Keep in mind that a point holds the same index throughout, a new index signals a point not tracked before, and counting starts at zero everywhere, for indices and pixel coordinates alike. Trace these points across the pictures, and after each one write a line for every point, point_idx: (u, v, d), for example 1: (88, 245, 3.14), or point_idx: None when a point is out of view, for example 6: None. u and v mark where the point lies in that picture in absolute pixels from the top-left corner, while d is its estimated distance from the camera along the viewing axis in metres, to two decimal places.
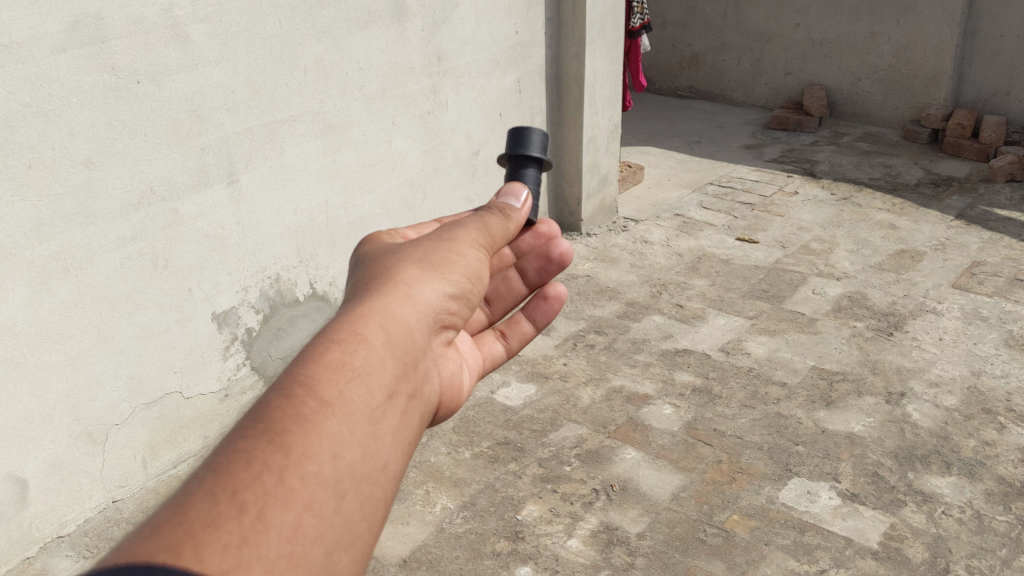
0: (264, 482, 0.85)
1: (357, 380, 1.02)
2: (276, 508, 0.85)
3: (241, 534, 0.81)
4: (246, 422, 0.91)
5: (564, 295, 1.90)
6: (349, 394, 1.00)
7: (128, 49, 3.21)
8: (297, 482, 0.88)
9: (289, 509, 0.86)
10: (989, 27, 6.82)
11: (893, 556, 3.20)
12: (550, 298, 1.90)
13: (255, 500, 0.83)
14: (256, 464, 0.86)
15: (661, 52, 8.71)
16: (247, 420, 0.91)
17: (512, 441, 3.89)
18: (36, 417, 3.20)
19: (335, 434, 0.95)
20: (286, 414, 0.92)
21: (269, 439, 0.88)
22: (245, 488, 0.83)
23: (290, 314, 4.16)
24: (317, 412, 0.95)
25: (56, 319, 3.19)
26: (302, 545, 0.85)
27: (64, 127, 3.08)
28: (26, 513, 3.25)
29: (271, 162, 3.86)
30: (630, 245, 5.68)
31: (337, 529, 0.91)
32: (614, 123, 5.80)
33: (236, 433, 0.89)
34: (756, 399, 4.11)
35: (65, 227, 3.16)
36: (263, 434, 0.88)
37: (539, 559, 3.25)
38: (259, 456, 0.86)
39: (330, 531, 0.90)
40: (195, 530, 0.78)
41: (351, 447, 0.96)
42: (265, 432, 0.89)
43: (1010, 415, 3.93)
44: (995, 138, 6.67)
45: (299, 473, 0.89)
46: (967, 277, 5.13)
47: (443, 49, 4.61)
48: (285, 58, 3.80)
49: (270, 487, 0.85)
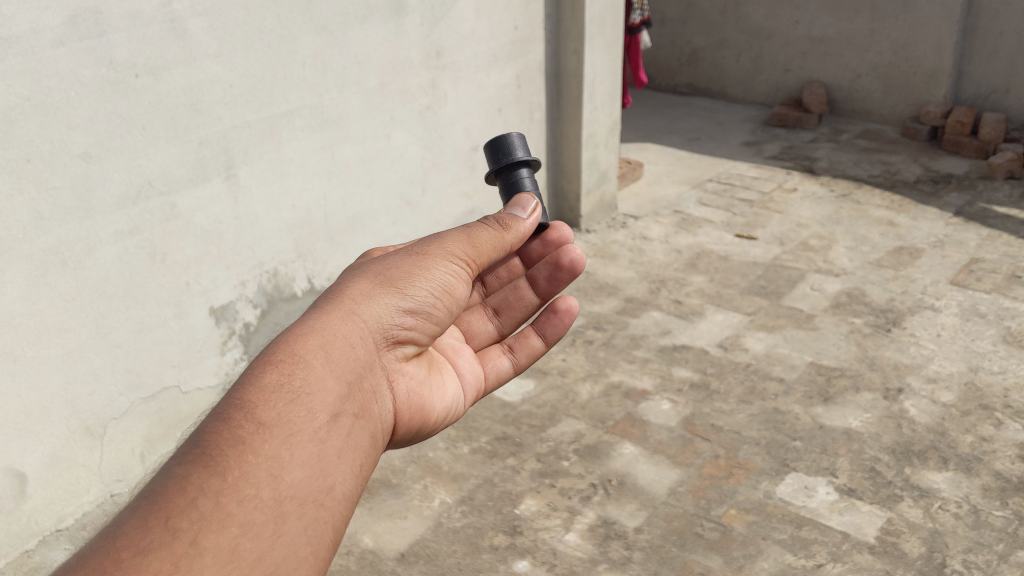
0: (198, 505, 1.15)
1: (292, 410, 1.35)
2: (210, 533, 1.13)
3: (172, 560, 1.08)
4: (197, 453, 1.22)
5: (575, 308, 2.10)
6: (286, 417, 1.33)
7: (127, 43, 3.21)
8: (233, 505, 1.18)
9: (224, 533, 1.15)
10: (989, 24, 6.81)
11: (890, 550, 3.21)
12: (562, 310, 2.09)
13: (189, 525, 1.12)
14: (189, 493, 1.16)
15: (661, 49, 8.71)
16: (198, 450, 1.23)
17: (510, 436, 3.89)
18: (34, 410, 3.20)
19: (268, 458, 1.26)
20: (223, 450, 1.23)
21: (203, 471, 1.20)
22: (180, 516, 1.13)
23: (287, 308, 4.15)
24: (253, 440, 1.27)
25: (55, 312, 3.20)
26: (237, 564, 1.14)
27: (63, 121, 3.08)
28: (24, 506, 3.25)
29: (269, 156, 3.86)
30: (629, 242, 5.69)
31: (279, 549, 1.20)
32: (613, 118, 5.80)
33: (185, 463, 1.21)
34: (755, 394, 4.11)
35: (64, 220, 3.16)
36: (199, 465, 1.20)
37: (537, 553, 3.25)
38: (191, 485, 1.17)
39: (270, 543, 1.19)
40: (124, 562, 1.05)
41: (286, 468, 1.28)
42: (201, 464, 1.20)
43: (1008, 411, 3.93)
44: (994, 136, 6.67)
45: (235, 497, 1.19)
46: (964, 274, 5.14)
47: (442, 44, 4.61)
48: (284, 52, 3.79)
49: (200, 514, 1.14)
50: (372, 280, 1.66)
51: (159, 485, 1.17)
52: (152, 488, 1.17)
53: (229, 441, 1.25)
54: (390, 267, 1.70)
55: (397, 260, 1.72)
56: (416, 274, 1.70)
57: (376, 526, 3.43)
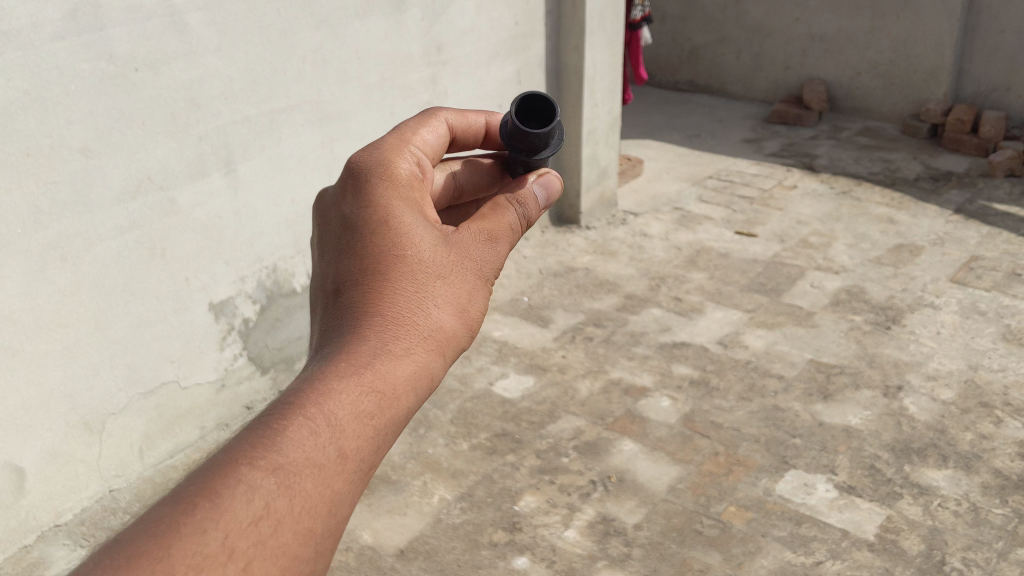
0: (259, 528, 0.97)
1: (371, 438, 1.14)
2: (261, 560, 0.96)
3: None
4: (267, 453, 1.02)
5: None
6: (359, 448, 1.12)
7: (126, 37, 3.20)
8: (290, 533, 0.99)
9: (273, 564, 0.97)
10: (989, 22, 6.80)
11: (889, 548, 3.21)
12: None
13: (247, 549, 0.95)
14: (256, 519, 0.96)
15: (661, 45, 8.70)
16: (265, 449, 1.02)
17: (510, 432, 3.89)
18: (33, 406, 3.20)
19: (339, 495, 1.06)
20: (300, 466, 1.03)
21: (277, 490, 1.00)
22: (241, 537, 0.95)
23: (286, 305, 4.16)
24: (330, 470, 1.07)
25: (53, 306, 3.19)
26: None
27: (62, 115, 3.07)
28: (23, 501, 3.25)
29: (269, 152, 3.85)
30: (629, 239, 5.68)
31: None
32: (613, 115, 5.79)
33: (251, 462, 1.00)
34: (754, 391, 4.11)
35: (63, 214, 3.15)
36: (274, 481, 1.00)
37: (536, 549, 3.26)
38: (262, 509, 0.97)
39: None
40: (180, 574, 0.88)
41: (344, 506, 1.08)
42: (276, 480, 1.00)
43: (1007, 408, 3.93)
44: (994, 133, 6.66)
45: (294, 527, 1.00)
46: (965, 271, 5.13)
47: (443, 40, 4.60)
48: (285, 46, 3.78)
49: (260, 540, 0.96)
50: (451, 292, 1.40)
51: (226, 488, 0.97)
52: (216, 488, 0.97)
53: (307, 461, 1.05)
54: (468, 258, 1.47)
55: (475, 249, 1.49)
56: (484, 281, 1.48)
57: (375, 522, 3.43)
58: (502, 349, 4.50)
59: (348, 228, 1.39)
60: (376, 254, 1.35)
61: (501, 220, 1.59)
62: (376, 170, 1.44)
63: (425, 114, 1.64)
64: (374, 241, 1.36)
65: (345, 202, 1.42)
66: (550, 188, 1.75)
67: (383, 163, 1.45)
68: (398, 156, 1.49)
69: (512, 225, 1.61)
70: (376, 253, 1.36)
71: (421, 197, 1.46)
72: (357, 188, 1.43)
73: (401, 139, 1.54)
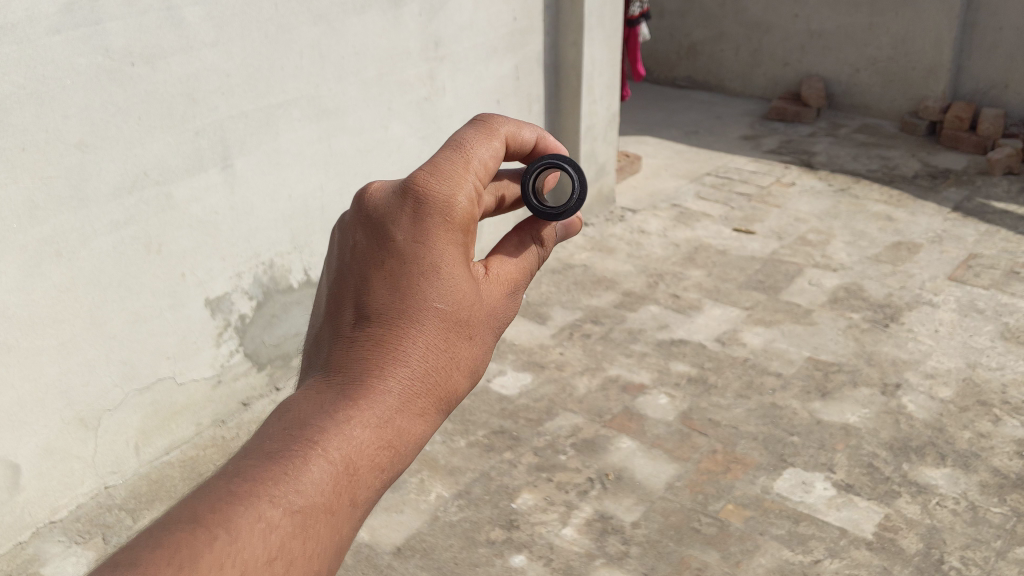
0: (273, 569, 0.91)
1: (376, 493, 1.07)
2: None
3: None
4: (289, 495, 0.96)
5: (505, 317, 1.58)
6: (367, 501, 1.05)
7: (122, 32, 3.17)
8: None
9: None
10: (989, 19, 6.78)
11: (888, 546, 3.20)
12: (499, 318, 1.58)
13: None
14: (269, 559, 0.91)
15: (659, 41, 8.67)
16: (286, 488, 0.96)
17: (508, 429, 3.88)
18: (29, 402, 3.20)
19: (341, 548, 1.01)
20: (313, 512, 0.98)
21: (292, 533, 0.94)
22: None
23: (284, 301, 4.13)
24: (337, 521, 1.01)
25: (48, 303, 3.17)
26: None
27: (57, 110, 3.05)
28: (18, 497, 3.26)
29: (266, 147, 3.82)
30: (627, 235, 5.67)
31: None
32: (612, 111, 5.78)
33: (271, 501, 0.94)
34: (752, 389, 4.10)
35: (58, 210, 3.13)
36: (289, 523, 0.95)
37: (533, 547, 3.25)
38: (276, 549, 0.92)
39: None
40: None
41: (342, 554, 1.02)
42: (291, 523, 0.95)
43: (1006, 407, 3.93)
44: (993, 131, 6.65)
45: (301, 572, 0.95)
46: (963, 269, 5.13)
47: (441, 34, 4.57)
48: (282, 41, 3.75)
49: None
50: (473, 339, 1.30)
51: (244, 523, 0.91)
52: (234, 520, 0.90)
53: (320, 509, 0.99)
54: (495, 308, 1.36)
55: (501, 301, 1.38)
56: (496, 333, 1.38)
57: (372, 519, 3.42)
58: (500, 347, 4.49)
59: (391, 245, 1.24)
60: (416, 284, 1.22)
61: (524, 266, 1.48)
62: (441, 197, 1.23)
63: (483, 124, 1.37)
64: (419, 275, 1.22)
65: (397, 216, 1.25)
66: (571, 228, 1.65)
67: (451, 191, 1.24)
68: (467, 179, 1.27)
69: (532, 269, 1.51)
70: (415, 287, 1.22)
71: (474, 234, 1.29)
72: (416, 207, 1.24)
73: (460, 153, 1.30)
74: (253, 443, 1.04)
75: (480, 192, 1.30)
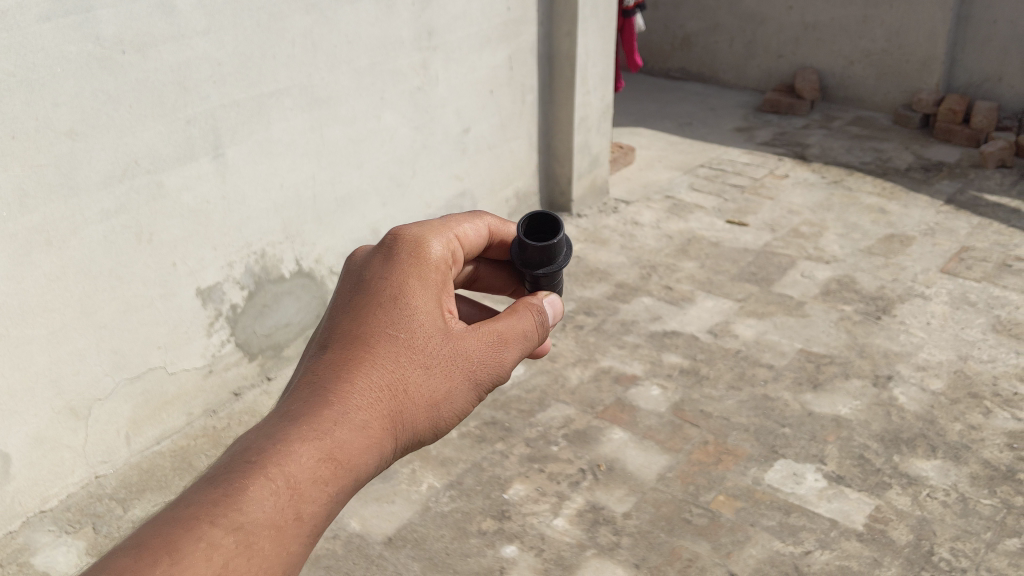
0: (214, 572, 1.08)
1: (324, 503, 1.25)
2: None
3: None
4: (229, 512, 1.14)
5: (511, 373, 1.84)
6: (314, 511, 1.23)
7: (114, 18, 3.14)
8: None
9: None
10: (982, 13, 6.79)
11: (878, 537, 3.22)
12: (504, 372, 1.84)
13: None
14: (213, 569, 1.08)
15: (654, 32, 8.65)
16: (229, 505, 1.15)
17: (499, 420, 3.87)
18: (17, 390, 3.18)
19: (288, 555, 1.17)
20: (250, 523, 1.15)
21: (235, 548, 1.12)
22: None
23: (274, 290, 4.09)
24: (283, 531, 1.18)
25: (38, 291, 3.16)
26: None
27: (48, 98, 3.02)
28: (8, 486, 3.25)
29: (258, 137, 3.79)
30: (620, 227, 5.66)
31: None
32: (605, 102, 5.77)
33: (214, 520, 1.13)
34: (744, 380, 4.11)
35: (47, 199, 3.11)
36: (232, 541, 1.12)
37: (525, 538, 3.25)
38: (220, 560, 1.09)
39: None
40: None
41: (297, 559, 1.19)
42: (234, 539, 1.12)
43: (996, 399, 3.94)
44: (986, 124, 6.68)
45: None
46: (955, 262, 5.14)
47: (434, 24, 4.54)
48: (274, 29, 3.72)
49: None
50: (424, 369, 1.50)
51: (188, 544, 1.08)
52: (178, 542, 1.08)
53: (264, 523, 1.16)
54: (455, 350, 1.56)
55: (473, 345, 1.60)
56: (465, 372, 1.57)
57: (364, 510, 3.41)
58: None
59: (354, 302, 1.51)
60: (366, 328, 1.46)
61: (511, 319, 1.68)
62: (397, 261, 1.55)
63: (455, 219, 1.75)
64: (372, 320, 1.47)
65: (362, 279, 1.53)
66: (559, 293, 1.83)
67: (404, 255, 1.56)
68: (432, 240, 1.62)
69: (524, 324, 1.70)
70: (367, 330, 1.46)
71: (433, 288, 1.56)
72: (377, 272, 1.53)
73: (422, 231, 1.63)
74: (211, 468, 1.26)
75: (444, 250, 1.63)
